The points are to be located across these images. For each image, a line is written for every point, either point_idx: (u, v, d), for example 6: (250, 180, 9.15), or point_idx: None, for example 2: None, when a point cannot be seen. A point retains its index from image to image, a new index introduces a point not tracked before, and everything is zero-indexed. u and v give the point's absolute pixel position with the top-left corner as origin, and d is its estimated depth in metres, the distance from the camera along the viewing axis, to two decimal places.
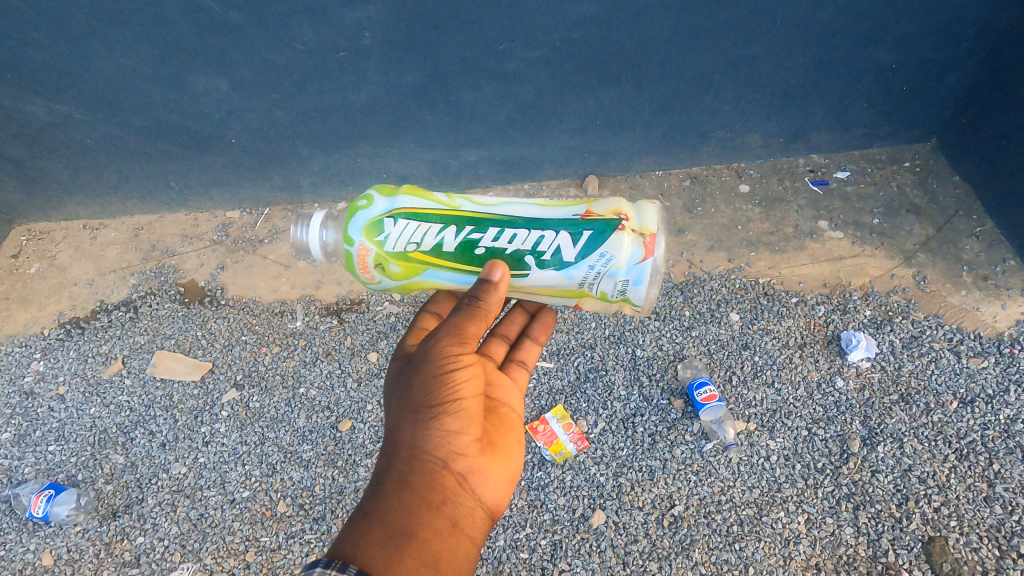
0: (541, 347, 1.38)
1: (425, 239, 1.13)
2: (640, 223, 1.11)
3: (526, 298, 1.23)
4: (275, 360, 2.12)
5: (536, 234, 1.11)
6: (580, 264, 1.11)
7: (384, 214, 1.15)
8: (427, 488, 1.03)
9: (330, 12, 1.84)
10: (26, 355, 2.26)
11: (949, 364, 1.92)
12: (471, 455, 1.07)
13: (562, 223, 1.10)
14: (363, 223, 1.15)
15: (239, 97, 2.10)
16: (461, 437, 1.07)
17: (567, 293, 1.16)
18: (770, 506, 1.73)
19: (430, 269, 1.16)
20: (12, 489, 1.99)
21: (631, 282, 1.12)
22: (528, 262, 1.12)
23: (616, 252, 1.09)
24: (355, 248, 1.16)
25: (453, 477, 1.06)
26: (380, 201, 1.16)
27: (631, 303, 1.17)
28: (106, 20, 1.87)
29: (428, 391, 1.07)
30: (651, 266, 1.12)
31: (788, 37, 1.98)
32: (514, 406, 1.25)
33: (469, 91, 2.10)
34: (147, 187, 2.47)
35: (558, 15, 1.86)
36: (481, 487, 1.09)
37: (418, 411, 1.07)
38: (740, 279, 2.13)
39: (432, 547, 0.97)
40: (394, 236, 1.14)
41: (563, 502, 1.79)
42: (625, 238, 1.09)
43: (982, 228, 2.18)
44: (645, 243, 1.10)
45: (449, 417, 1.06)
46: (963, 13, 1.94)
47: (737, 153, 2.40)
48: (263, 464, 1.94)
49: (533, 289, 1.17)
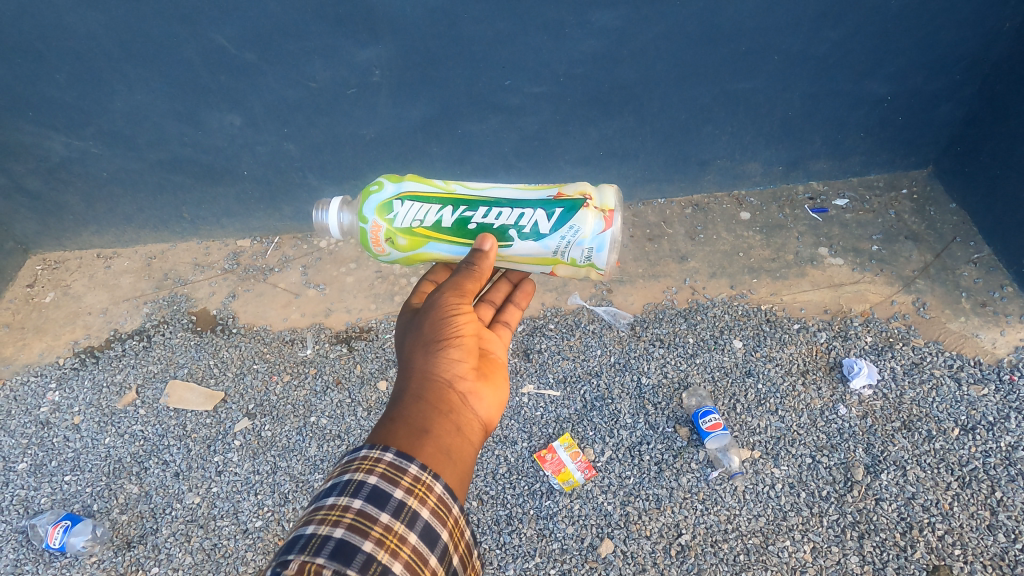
0: (524, 310, 1.44)
1: (428, 217, 1.27)
2: (600, 201, 1.24)
3: (510, 268, 1.37)
4: (286, 389, 2.16)
5: (517, 211, 1.25)
6: (553, 235, 1.24)
7: (393, 196, 1.29)
8: (435, 399, 1.06)
9: (342, 52, 1.90)
10: (42, 385, 2.30)
11: (949, 391, 1.95)
12: (472, 376, 1.13)
13: (539, 202, 1.24)
14: (376, 204, 1.29)
15: (251, 131, 2.16)
16: (465, 362, 1.13)
17: (542, 261, 1.29)
18: (776, 535, 1.75)
19: (431, 243, 1.29)
20: (28, 519, 2.02)
21: (595, 250, 1.25)
22: (511, 235, 1.26)
23: (582, 224, 1.23)
24: (370, 225, 1.29)
25: (457, 394, 1.09)
26: (389, 186, 1.30)
27: (596, 267, 1.30)
28: (125, 62, 1.92)
29: (436, 326, 1.15)
30: (611, 236, 1.25)
31: (784, 71, 2.04)
32: (502, 353, 1.29)
33: (475, 124, 2.16)
34: (160, 218, 2.53)
35: (561, 53, 1.92)
36: (481, 408, 1.13)
37: (426, 342, 1.13)
38: (742, 306, 2.17)
39: (444, 444, 1.00)
40: (401, 215, 1.28)
41: (571, 531, 1.81)
42: (589, 214, 1.22)
43: (979, 254, 2.22)
44: (606, 218, 1.23)
45: (453, 345, 1.13)
46: (955, 47, 2.00)
47: (737, 181, 2.45)
48: (275, 494, 1.97)
49: (514, 258, 1.30)
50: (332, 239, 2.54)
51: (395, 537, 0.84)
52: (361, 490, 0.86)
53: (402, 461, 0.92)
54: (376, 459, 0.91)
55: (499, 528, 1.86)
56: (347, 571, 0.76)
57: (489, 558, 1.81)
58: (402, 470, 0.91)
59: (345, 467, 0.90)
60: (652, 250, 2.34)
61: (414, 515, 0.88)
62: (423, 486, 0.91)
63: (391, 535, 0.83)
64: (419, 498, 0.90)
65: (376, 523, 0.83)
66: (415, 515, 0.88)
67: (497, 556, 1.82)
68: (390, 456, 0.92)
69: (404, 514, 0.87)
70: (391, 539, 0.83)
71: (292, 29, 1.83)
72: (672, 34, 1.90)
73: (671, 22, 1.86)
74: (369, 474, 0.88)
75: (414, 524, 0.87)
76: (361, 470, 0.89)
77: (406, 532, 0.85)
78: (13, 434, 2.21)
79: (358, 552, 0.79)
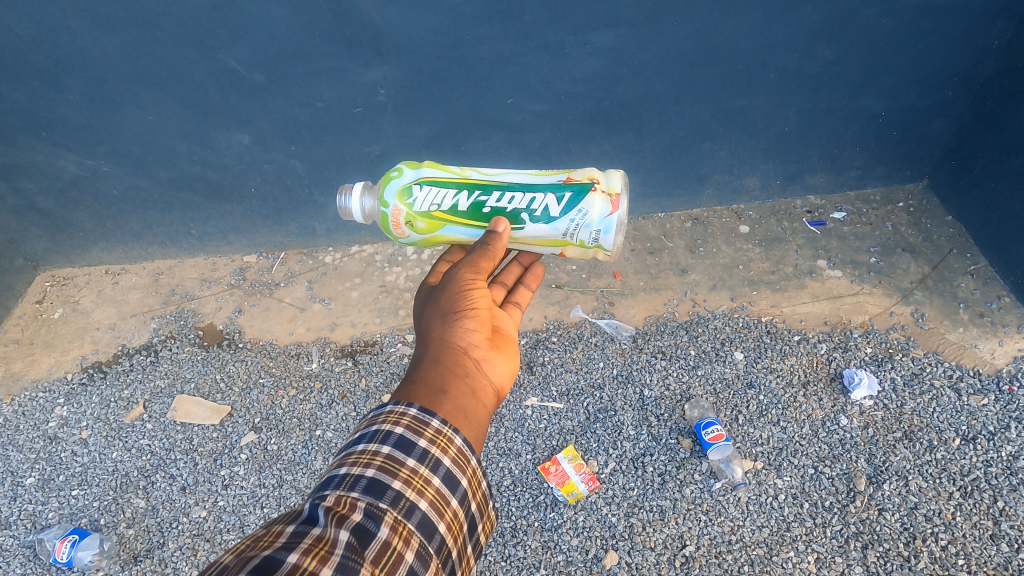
0: (533, 292, 1.46)
1: (445, 201, 1.31)
2: (607, 185, 1.29)
3: (522, 250, 1.42)
4: (292, 403, 2.18)
5: (529, 195, 1.29)
6: (562, 218, 1.29)
7: (413, 181, 1.33)
8: (451, 364, 1.10)
9: (349, 72, 1.95)
10: (50, 400, 2.33)
11: (950, 401, 1.96)
12: (486, 345, 1.16)
13: (549, 187, 1.29)
14: (396, 189, 1.34)
15: (259, 149, 2.21)
16: (481, 332, 1.17)
17: (552, 242, 1.34)
18: (779, 546, 1.75)
19: (449, 226, 1.34)
20: (35, 534, 2.03)
21: (601, 232, 1.30)
22: (523, 218, 1.30)
23: (590, 208, 1.27)
24: (391, 209, 1.34)
25: (472, 361, 1.13)
26: (409, 171, 1.35)
27: (603, 249, 1.34)
28: (137, 82, 1.98)
29: (451, 299, 1.18)
30: (617, 219, 1.30)
31: (780, 88, 2.09)
32: (514, 329, 1.32)
33: (479, 141, 2.20)
34: (168, 234, 2.57)
35: (562, 72, 1.98)
36: (496, 375, 1.16)
37: (442, 314, 1.17)
38: (742, 318, 2.20)
39: (462, 404, 1.04)
40: (421, 199, 1.32)
41: (576, 543, 1.82)
42: (597, 198, 1.27)
43: (976, 266, 2.25)
44: (612, 202, 1.28)
45: (468, 316, 1.16)
46: (945, 64, 2.06)
47: (737, 195, 2.49)
48: (281, 507, 1.98)
49: (526, 240, 1.35)
50: (337, 255, 2.59)
51: (420, 479, 0.89)
52: (389, 437, 0.92)
53: (425, 416, 0.97)
54: (401, 412, 0.96)
55: (504, 540, 1.86)
56: (379, 504, 0.84)
57: (495, 570, 1.81)
58: (424, 423, 0.96)
59: (373, 419, 0.95)
60: (653, 263, 2.38)
61: (436, 461, 0.92)
62: (444, 438, 0.96)
63: (416, 477, 0.89)
64: (440, 448, 0.94)
65: (403, 466, 0.89)
66: (438, 462, 0.93)
67: (502, 568, 1.82)
68: (414, 410, 0.97)
69: (428, 460, 0.92)
70: (417, 480, 0.89)
71: (299, 50, 1.89)
72: (670, 53, 1.95)
73: (668, 41, 1.91)
74: (395, 425, 0.94)
75: (437, 469, 0.92)
76: (387, 422, 0.94)
77: (430, 475, 0.90)
78: (21, 449, 2.23)
79: (388, 489, 0.86)
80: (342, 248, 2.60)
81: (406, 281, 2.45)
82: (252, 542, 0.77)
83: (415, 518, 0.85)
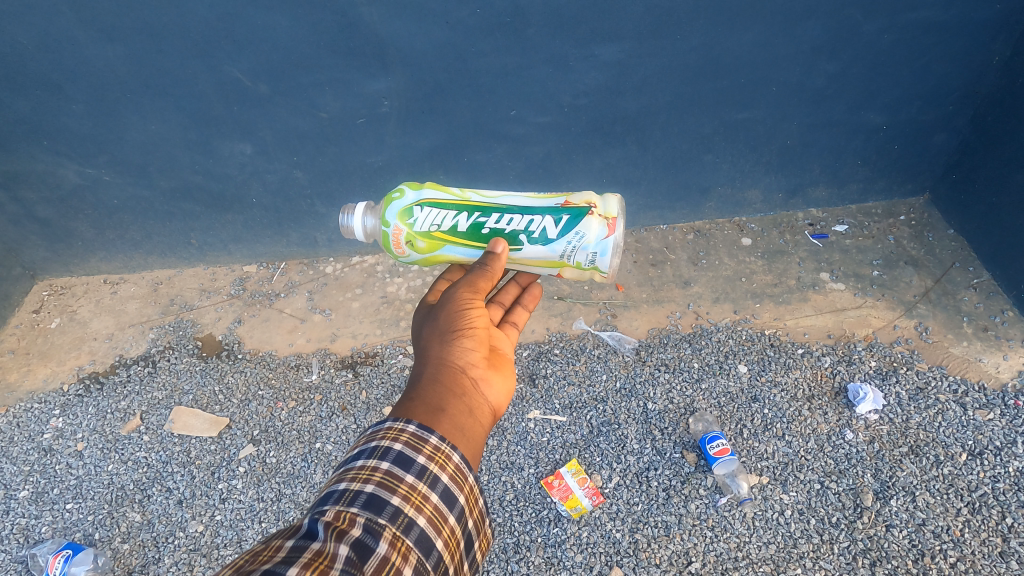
0: (531, 312, 1.44)
1: (445, 222, 1.30)
2: (604, 209, 1.28)
3: (519, 270, 1.41)
4: (291, 415, 2.16)
5: (527, 217, 1.28)
6: (560, 240, 1.28)
7: (414, 203, 1.32)
8: (450, 383, 1.08)
9: (353, 83, 1.95)
10: (46, 411, 2.29)
11: (955, 416, 1.95)
12: (484, 364, 1.14)
13: (547, 210, 1.28)
14: (397, 209, 1.33)
15: (262, 160, 2.20)
16: (478, 351, 1.15)
17: (549, 263, 1.33)
18: (787, 563, 1.73)
19: (449, 246, 1.32)
20: (28, 548, 1.98)
21: (598, 254, 1.29)
22: (521, 239, 1.30)
23: (587, 230, 1.27)
24: (392, 229, 1.34)
25: (470, 379, 1.11)
26: (411, 193, 1.34)
27: (600, 271, 1.33)
28: (141, 92, 1.97)
29: (450, 317, 1.17)
30: (614, 241, 1.29)
31: (782, 102, 2.10)
32: (510, 350, 1.30)
33: (482, 153, 2.20)
34: (168, 244, 2.56)
35: (566, 85, 1.99)
36: (492, 394, 1.14)
37: (441, 332, 1.15)
38: (746, 330, 2.19)
39: (460, 422, 1.02)
40: (422, 220, 1.31)
41: (580, 560, 1.79)
42: (595, 221, 1.27)
43: (979, 279, 2.25)
44: (609, 224, 1.28)
45: (466, 334, 1.15)
46: (947, 78, 2.07)
47: (739, 208, 2.49)
48: (279, 522, 1.95)
49: (524, 261, 1.34)
50: (338, 265, 2.58)
51: (418, 495, 0.88)
52: (388, 453, 0.90)
53: (423, 432, 0.95)
54: (400, 428, 0.94)
55: (507, 557, 1.83)
56: (378, 520, 0.82)
57: None
58: (423, 439, 0.94)
59: (372, 435, 0.93)
60: (655, 275, 2.38)
61: (434, 478, 0.91)
62: (441, 455, 0.94)
63: (415, 493, 0.87)
64: (438, 464, 0.93)
65: (402, 482, 0.87)
66: (436, 478, 0.91)
67: None
68: (413, 427, 0.95)
69: (426, 476, 0.90)
70: (415, 496, 0.87)
71: (304, 62, 1.89)
72: (673, 67, 1.96)
73: (672, 55, 1.92)
74: (394, 441, 0.92)
75: (435, 485, 0.90)
76: (387, 439, 0.92)
77: (428, 491, 0.89)
78: (15, 461, 2.19)
79: (387, 505, 0.84)
80: (343, 258, 2.60)
81: (407, 292, 2.44)
82: (251, 557, 0.75)
83: (413, 534, 0.84)
